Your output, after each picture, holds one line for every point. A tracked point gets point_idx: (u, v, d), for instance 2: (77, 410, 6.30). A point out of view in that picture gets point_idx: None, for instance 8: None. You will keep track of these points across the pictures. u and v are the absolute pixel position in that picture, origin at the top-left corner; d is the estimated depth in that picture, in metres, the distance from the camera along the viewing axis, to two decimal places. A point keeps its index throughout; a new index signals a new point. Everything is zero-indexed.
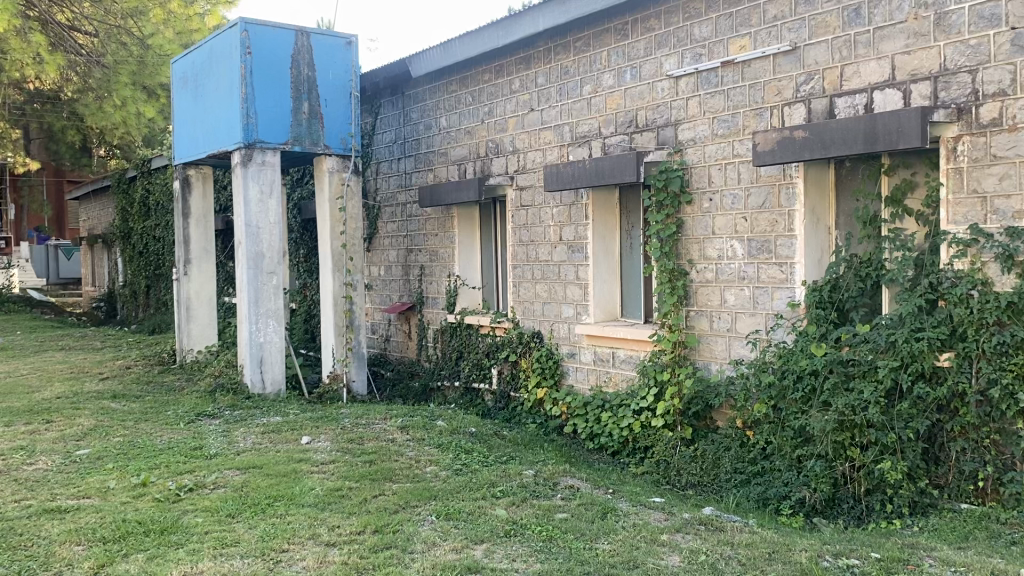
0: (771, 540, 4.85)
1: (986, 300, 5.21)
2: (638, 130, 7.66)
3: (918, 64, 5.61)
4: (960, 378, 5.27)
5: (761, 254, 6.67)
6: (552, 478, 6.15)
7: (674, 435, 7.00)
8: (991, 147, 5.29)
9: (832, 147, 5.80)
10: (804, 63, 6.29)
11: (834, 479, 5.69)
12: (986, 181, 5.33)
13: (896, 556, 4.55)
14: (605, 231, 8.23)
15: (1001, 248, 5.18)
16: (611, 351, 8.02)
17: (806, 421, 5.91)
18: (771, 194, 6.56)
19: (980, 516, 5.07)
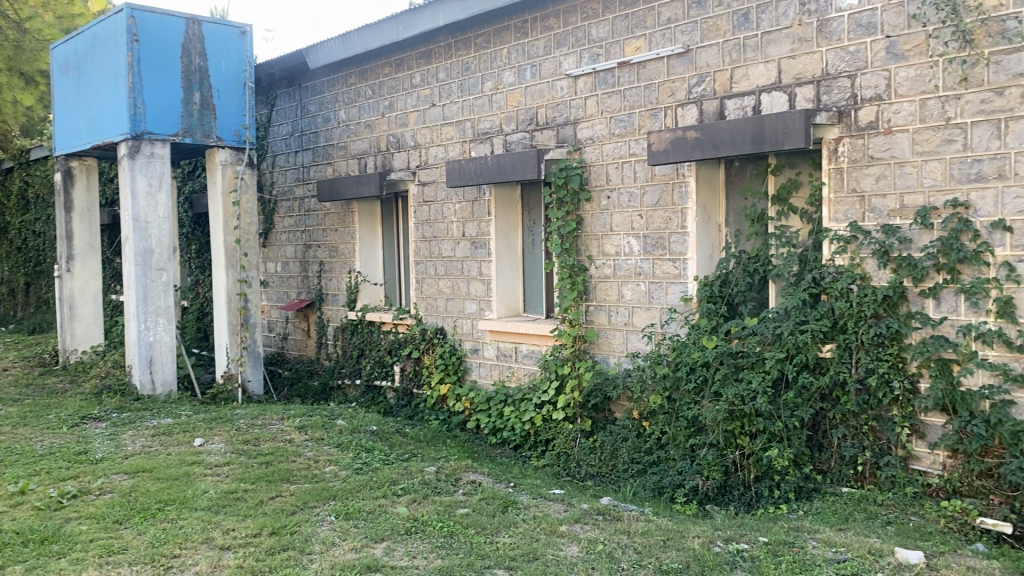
0: (666, 528, 4.98)
1: (865, 294, 5.50)
2: (539, 128, 7.74)
3: (802, 69, 5.87)
4: (841, 368, 5.55)
5: (656, 250, 6.84)
6: (454, 474, 6.15)
7: (574, 428, 7.10)
8: (868, 149, 5.58)
9: (722, 147, 5.99)
10: (696, 65, 6.49)
11: (725, 468, 5.89)
12: (863, 181, 5.62)
13: (782, 540, 4.75)
14: (506, 226, 8.27)
15: (878, 245, 5.49)
16: (513, 347, 8.08)
17: (698, 411, 6.09)
18: (665, 192, 6.75)
19: (859, 499, 5.35)
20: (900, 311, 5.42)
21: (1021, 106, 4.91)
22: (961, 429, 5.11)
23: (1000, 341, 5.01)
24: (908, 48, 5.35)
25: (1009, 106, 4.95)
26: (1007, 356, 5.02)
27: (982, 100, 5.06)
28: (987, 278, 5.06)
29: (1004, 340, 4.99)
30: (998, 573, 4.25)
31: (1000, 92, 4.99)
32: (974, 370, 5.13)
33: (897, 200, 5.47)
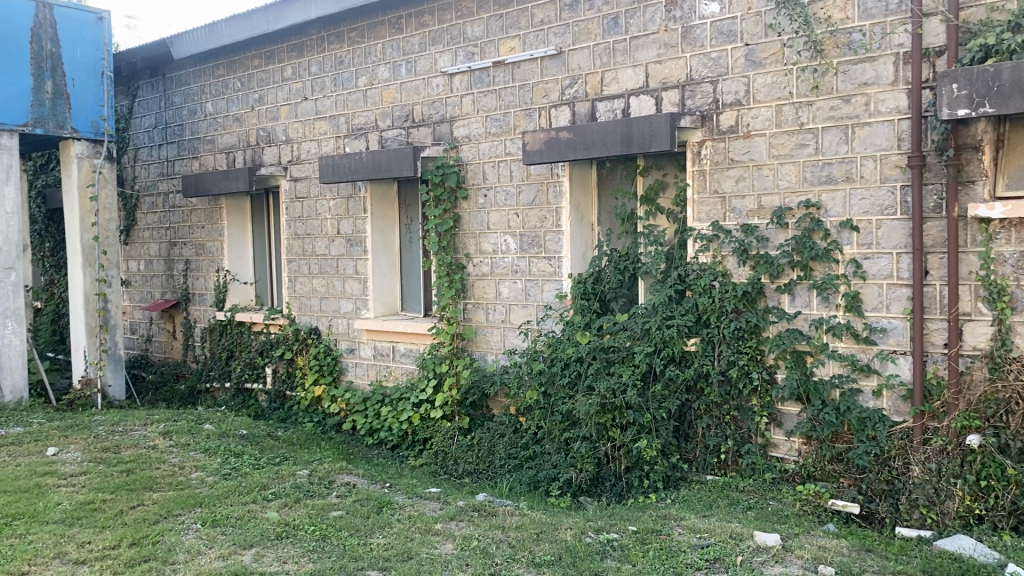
0: (540, 521, 5.06)
1: (726, 290, 5.77)
2: (415, 125, 7.70)
3: (668, 73, 6.08)
4: (705, 361, 5.79)
5: (532, 248, 6.94)
6: (327, 477, 6.04)
7: (451, 425, 7.07)
8: (729, 152, 5.84)
9: (593, 149, 6.12)
10: (569, 67, 6.61)
11: (597, 459, 6.02)
12: (724, 183, 5.88)
13: (649, 528, 4.91)
14: (382, 223, 8.18)
15: (738, 243, 5.77)
16: (390, 346, 8.00)
17: (572, 406, 6.19)
18: (540, 191, 6.85)
19: (722, 486, 5.59)
20: (758, 306, 5.71)
21: (865, 113, 5.25)
22: (814, 417, 5.43)
23: (848, 333, 5.37)
24: (765, 56, 5.63)
25: (856, 113, 5.29)
26: (854, 348, 5.37)
27: (832, 107, 5.38)
28: (836, 275, 5.41)
29: (852, 333, 5.35)
30: (846, 551, 4.56)
31: (848, 99, 5.32)
32: (825, 361, 5.46)
33: (755, 201, 5.75)
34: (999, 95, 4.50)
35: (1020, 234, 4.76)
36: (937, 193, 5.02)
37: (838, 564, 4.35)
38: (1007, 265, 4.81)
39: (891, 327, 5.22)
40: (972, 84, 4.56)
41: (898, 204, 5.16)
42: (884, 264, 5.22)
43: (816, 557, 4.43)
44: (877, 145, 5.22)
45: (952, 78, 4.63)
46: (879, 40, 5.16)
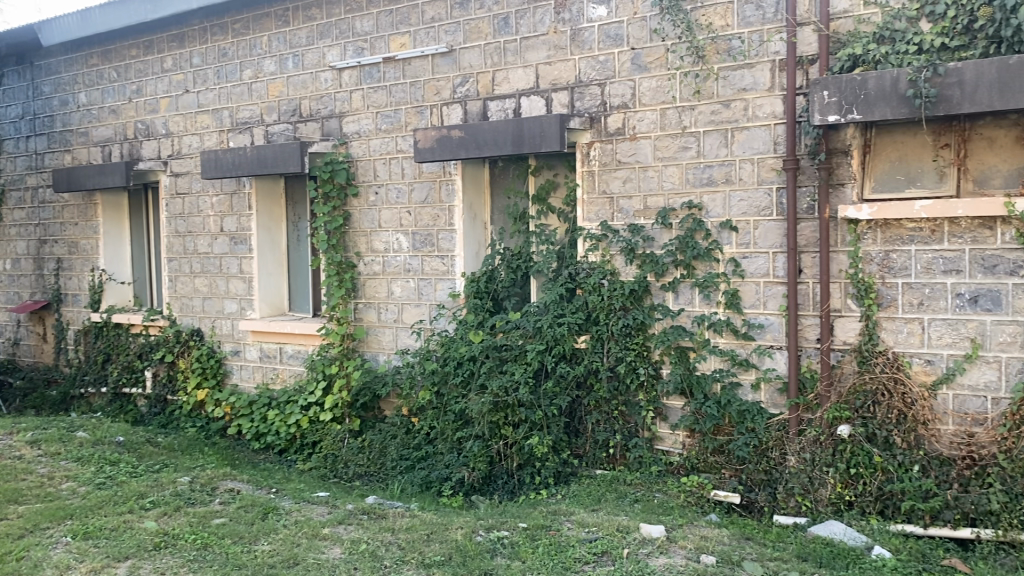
0: (430, 522, 5.03)
1: (614, 288, 5.89)
2: (302, 120, 7.52)
3: (557, 75, 6.16)
4: (594, 357, 5.89)
5: (424, 247, 6.89)
6: (210, 483, 5.83)
7: (342, 428, 6.95)
8: (616, 154, 5.96)
9: (484, 148, 6.11)
10: (459, 66, 6.60)
11: (490, 458, 6.00)
12: (612, 184, 5.99)
13: (539, 524, 4.95)
14: (269, 221, 7.96)
15: (625, 243, 5.89)
16: (277, 347, 7.80)
17: (465, 405, 6.16)
18: (432, 189, 6.81)
19: (611, 480, 5.70)
20: (645, 303, 5.86)
21: (744, 118, 5.45)
22: (697, 411, 5.61)
23: (728, 329, 5.57)
24: (650, 60, 5.77)
25: (735, 117, 5.48)
26: (734, 343, 5.58)
27: (712, 111, 5.56)
28: (717, 274, 5.60)
29: (732, 329, 5.55)
30: (727, 540, 4.73)
31: (727, 104, 5.51)
32: (707, 356, 5.66)
33: (641, 202, 5.88)
34: (865, 103, 4.74)
35: (884, 234, 5.04)
36: (810, 195, 5.26)
37: (719, 553, 4.50)
38: (873, 264, 5.08)
39: (768, 323, 5.45)
40: (841, 91, 4.79)
41: (775, 205, 5.38)
42: (761, 262, 5.45)
43: (699, 547, 4.57)
44: (755, 148, 5.43)
45: (823, 86, 4.85)
46: (757, 47, 5.37)
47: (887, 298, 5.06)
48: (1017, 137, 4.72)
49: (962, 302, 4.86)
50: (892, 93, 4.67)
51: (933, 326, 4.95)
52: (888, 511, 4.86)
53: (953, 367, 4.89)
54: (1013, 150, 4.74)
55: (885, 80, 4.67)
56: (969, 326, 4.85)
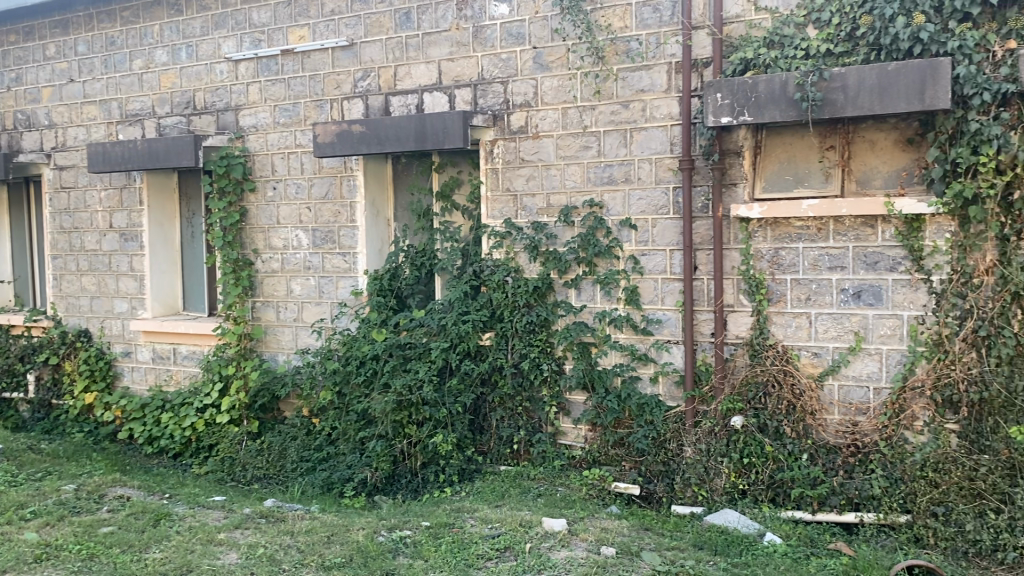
0: (330, 524, 4.95)
1: (518, 285, 5.92)
2: (196, 113, 7.27)
3: (460, 71, 6.15)
4: (498, 354, 5.91)
5: (325, 244, 6.77)
6: (97, 491, 5.57)
7: (239, 430, 6.75)
8: (519, 152, 6.00)
9: (387, 143, 6.04)
10: (360, 60, 6.51)
11: (393, 457, 5.92)
12: (516, 181, 6.03)
13: (442, 522, 4.93)
14: (160, 217, 7.67)
15: (528, 240, 5.92)
16: (171, 348, 7.52)
17: (367, 404, 6.05)
18: (333, 184, 6.70)
19: (515, 475, 5.73)
20: (548, 300, 5.91)
21: (642, 118, 5.56)
22: (599, 405, 5.70)
23: (628, 324, 5.68)
24: (551, 59, 5.82)
25: (634, 118, 5.59)
26: (634, 338, 5.70)
27: (612, 112, 5.66)
28: (617, 270, 5.70)
29: (632, 324, 5.66)
30: (626, 531, 4.82)
31: (626, 105, 5.61)
32: (608, 352, 5.75)
33: (544, 200, 5.94)
34: (756, 105, 4.92)
35: (774, 232, 5.23)
36: (704, 195, 5.42)
37: (618, 544, 4.59)
38: (764, 261, 5.28)
39: (665, 318, 5.58)
40: (734, 94, 4.95)
41: (671, 205, 5.51)
42: (659, 259, 5.58)
43: (599, 539, 4.65)
44: (652, 148, 5.55)
45: (717, 88, 5.00)
46: (654, 49, 5.49)
47: (777, 293, 5.26)
48: (897, 140, 4.95)
49: (846, 297, 5.09)
50: (781, 97, 4.85)
51: (819, 320, 5.17)
52: (779, 498, 5.07)
53: (838, 359, 5.12)
54: (893, 152, 4.96)
55: (775, 84, 4.85)
56: (853, 320, 5.08)
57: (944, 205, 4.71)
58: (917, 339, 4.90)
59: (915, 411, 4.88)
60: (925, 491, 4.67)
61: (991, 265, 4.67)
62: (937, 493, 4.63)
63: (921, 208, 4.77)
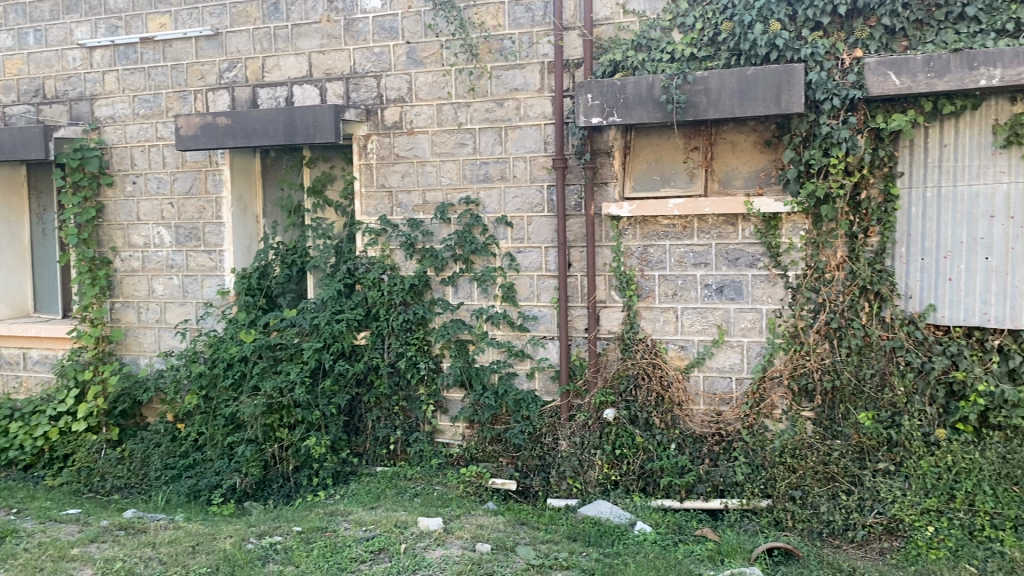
0: (195, 533, 4.75)
1: (394, 283, 5.85)
2: (46, 102, 6.83)
3: (331, 64, 6.02)
4: (374, 353, 5.82)
5: (189, 241, 6.50)
6: None
7: (97, 438, 6.36)
8: (394, 147, 5.93)
9: (254, 137, 5.84)
10: (226, 50, 6.27)
11: (264, 462, 5.70)
12: (390, 177, 5.95)
13: (314, 526, 4.82)
14: (7, 212, 7.15)
15: (404, 237, 5.86)
16: (21, 353, 7.06)
17: (236, 408, 5.82)
18: (198, 179, 6.43)
19: (392, 476, 5.66)
20: (425, 298, 5.87)
21: (516, 116, 5.60)
22: (476, 402, 5.70)
23: (505, 321, 5.71)
24: (425, 55, 5.78)
25: (508, 116, 5.62)
26: (511, 335, 5.73)
27: (486, 110, 5.67)
28: (494, 267, 5.72)
29: (508, 321, 5.70)
30: (502, 527, 4.85)
31: (501, 103, 5.63)
32: (485, 349, 5.76)
33: (420, 196, 5.89)
34: (624, 106, 5.03)
35: (643, 230, 5.38)
36: (577, 193, 5.50)
37: (494, 540, 4.61)
38: (634, 258, 5.42)
39: (541, 315, 5.64)
40: (603, 95, 5.05)
41: (545, 203, 5.58)
42: (534, 256, 5.63)
43: (475, 536, 4.66)
44: (527, 147, 5.59)
45: (587, 89, 5.09)
46: (527, 48, 5.53)
47: (646, 289, 5.41)
48: (755, 142, 5.18)
49: (710, 292, 5.29)
50: (648, 98, 4.98)
51: (685, 314, 5.35)
52: (649, 487, 5.22)
53: (703, 351, 5.32)
54: (752, 154, 5.19)
55: (642, 86, 4.99)
56: (717, 314, 5.28)
57: (798, 205, 4.96)
58: (775, 331, 5.15)
59: (774, 400, 5.12)
60: (784, 476, 4.90)
61: (841, 261, 4.96)
62: (795, 478, 4.87)
63: (777, 207, 5.01)
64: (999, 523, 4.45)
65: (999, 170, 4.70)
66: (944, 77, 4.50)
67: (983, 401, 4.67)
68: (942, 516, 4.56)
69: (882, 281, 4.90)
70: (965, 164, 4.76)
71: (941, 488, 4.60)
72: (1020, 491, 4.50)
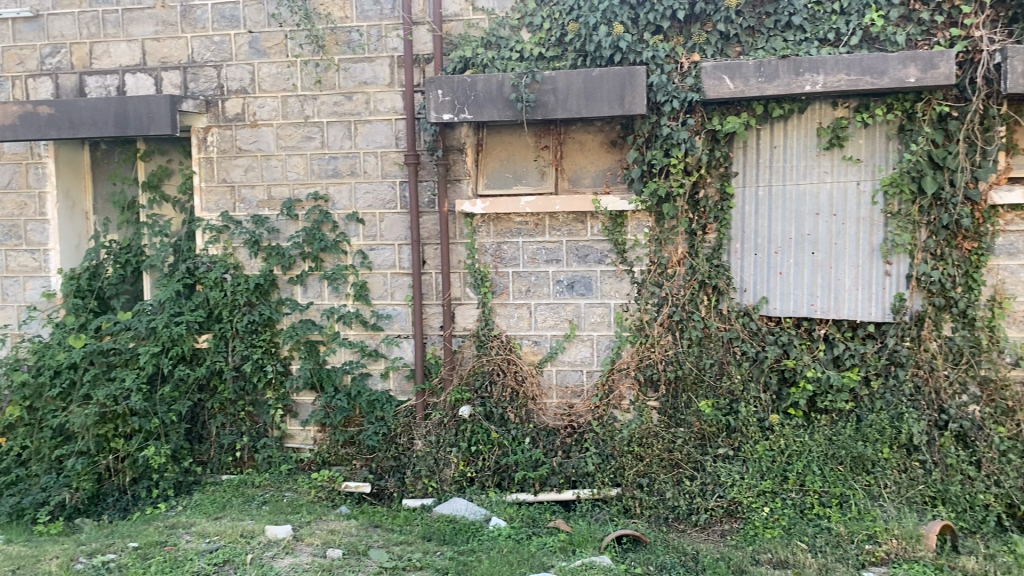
0: (16, 556, 4.39)
1: (238, 283, 5.61)
2: None
3: (167, 53, 5.70)
4: (217, 357, 5.58)
5: (8, 240, 6.01)
6: None
7: None
8: (236, 140, 5.69)
9: (80, 128, 5.45)
10: (47, 34, 5.82)
11: (97, 475, 5.25)
12: (233, 172, 5.71)
13: (153, 541, 4.55)
14: None
15: (248, 235, 5.64)
16: None
17: (64, 418, 5.29)
18: (18, 172, 5.96)
19: (238, 483, 5.44)
20: (271, 298, 5.67)
21: (366, 110, 5.49)
22: (327, 405, 5.57)
23: (357, 321, 5.59)
24: (269, 45, 5.57)
25: (357, 110, 5.50)
26: (363, 334, 5.62)
27: (334, 103, 5.53)
28: (344, 266, 5.58)
29: (360, 320, 5.59)
30: (354, 531, 4.75)
31: (349, 96, 5.51)
32: (336, 349, 5.62)
33: (265, 191, 5.68)
34: (475, 103, 5.04)
35: (496, 227, 5.40)
36: (430, 189, 5.46)
37: (345, 545, 4.50)
38: (488, 255, 5.43)
39: (395, 313, 5.57)
40: (453, 92, 5.03)
41: (398, 199, 5.50)
42: (387, 254, 5.54)
43: (326, 542, 4.53)
44: (377, 142, 5.50)
45: (437, 85, 5.05)
46: (375, 42, 5.43)
47: (500, 285, 5.44)
48: (602, 142, 5.32)
49: (561, 288, 5.37)
50: (498, 96, 5.00)
51: (538, 310, 5.41)
52: (504, 483, 5.24)
53: (555, 346, 5.40)
54: (599, 153, 5.33)
55: (492, 83, 5.00)
56: (568, 309, 5.38)
57: (642, 203, 5.12)
58: (623, 325, 5.29)
59: (622, 391, 5.27)
60: (632, 465, 5.05)
61: (682, 257, 5.15)
62: (642, 466, 5.03)
63: (623, 206, 5.15)
64: (826, 501, 4.76)
65: (823, 170, 5.02)
66: (773, 82, 4.74)
67: (812, 387, 4.97)
68: (775, 497, 4.83)
69: (720, 276, 5.14)
70: (794, 164, 5.06)
71: (776, 470, 4.89)
72: (844, 470, 4.83)
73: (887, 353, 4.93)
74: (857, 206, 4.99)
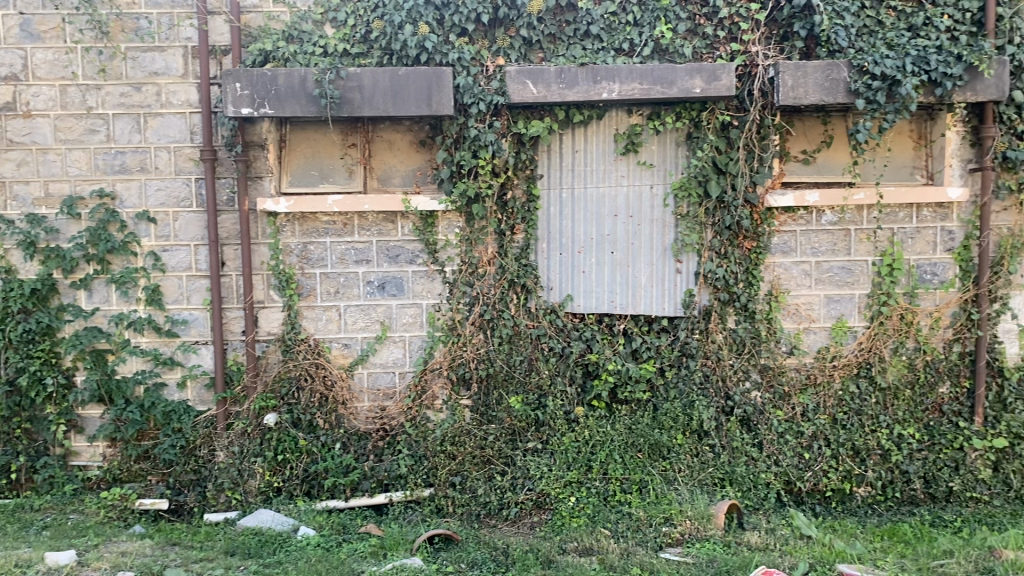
0: None
1: (11, 289, 5.11)
2: None
3: None
4: None
5: None
6: None
7: None
8: (5, 132, 5.18)
9: None
10: None
11: None
12: (3, 166, 5.19)
13: None
14: None
15: (22, 235, 5.15)
16: None
17: None
18: None
19: (13, 509, 4.95)
20: (51, 304, 5.20)
21: (157, 103, 5.16)
22: (118, 418, 5.18)
23: (149, 327, 5.24)
24: (42, 29, 5.11)
25: (146, 102, 5.16)
26: (156, 342, 5.28)
27: (121, 94, 5.16)
28: (135, 268, 5.23)
29: (153, 327, 5.24)
30: (149, 551, 4.45)
31: (138, 87, 5.16)
32: (126, 358, 5.25)
33: (42, 188, 5.20)
34: (277, 98, 4.86)
35: (302, 226, 5.24)
36: (229, 186, 5.21)
37: (138, 566, 4.21)
38: (293, 256, 5.26)
39: (192, 318, 5.27)
40: (253, 85, 4.84)
41: (193, 197, 5.21)
42: (182, 255, 5.24)
43: (115, 565, 4.22)
44: (169, 137, 5.18)
45: (235, 77, 4.83)
46: (166, 31, 5.12)
47: (307, 287, 5.29)
48: (410, 142, 5.32)
49: (372, 289, 5.30)
50: (300, 92, 4.86)
51: (348, 311, 5.31)
52: (313, 490, 5.13)
53: (367, 348, 5.32)
54: (408, 153, 5.33)
55: (293, 79, 4.85)
56: (378, 311, 5.32)
57: (451, 203, 5.15)
58: (434, 325, 5.30)
59: (435, 391, 5.27)
60: (444, 464, 5.07)
61: (491, 257, 5.24)
62: (455, 464, 5.07)
63: (433, 206, 5.15)
64: (627, 487, 5.01)
65: (620, 174, 5.27)
66: (572, 88, 4.93)
67: (613, 378, 5.19)
68: (581, 486, 5.02)
69: (527, 275, 5.25)
70: (593, 168, 5.27)
71: (581, 461, 5.07)
72: (642, 457, 5.10)
73: (678, 345, 5.25)
74: (651, 208, 5.28)
